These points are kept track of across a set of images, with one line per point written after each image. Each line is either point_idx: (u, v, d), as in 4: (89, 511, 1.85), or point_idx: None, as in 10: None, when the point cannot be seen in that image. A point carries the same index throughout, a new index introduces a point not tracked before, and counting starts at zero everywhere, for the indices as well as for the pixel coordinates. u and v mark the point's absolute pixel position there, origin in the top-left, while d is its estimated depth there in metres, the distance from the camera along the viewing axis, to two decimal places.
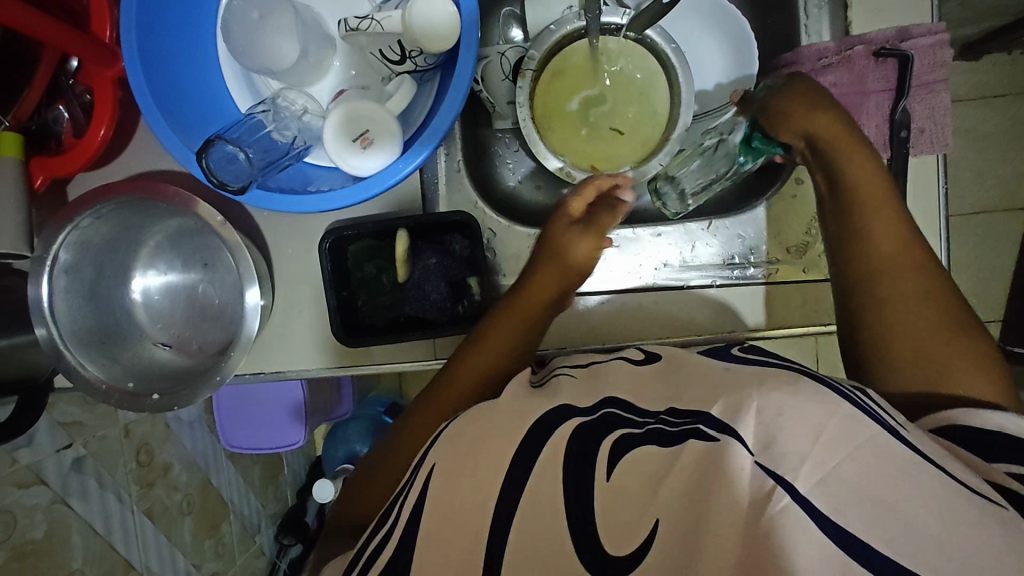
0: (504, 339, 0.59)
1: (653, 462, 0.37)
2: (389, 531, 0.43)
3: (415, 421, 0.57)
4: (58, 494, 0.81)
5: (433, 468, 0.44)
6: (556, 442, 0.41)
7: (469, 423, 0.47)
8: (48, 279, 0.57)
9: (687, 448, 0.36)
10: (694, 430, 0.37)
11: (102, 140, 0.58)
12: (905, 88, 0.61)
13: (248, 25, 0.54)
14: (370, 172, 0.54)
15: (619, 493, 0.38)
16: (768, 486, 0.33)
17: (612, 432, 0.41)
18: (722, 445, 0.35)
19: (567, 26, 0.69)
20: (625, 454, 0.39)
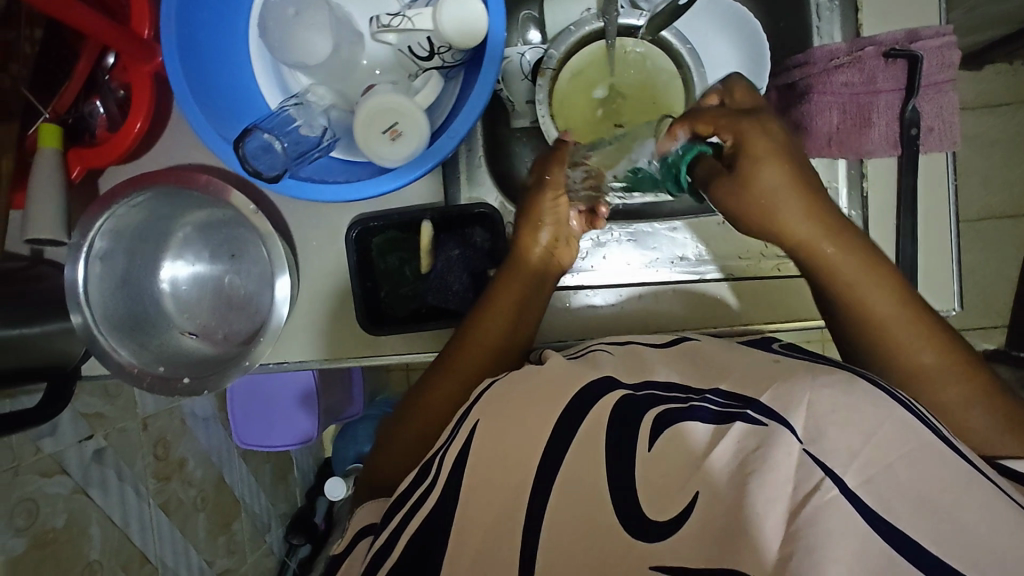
0: (501, 326, 0.60)
1: (698, 440, 0.43)
2: (430, 486, 0.47)
3: (417, 408, 0.58)
4: (79, 484, 0.82)
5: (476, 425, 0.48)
6: (598, 412, 0.46)
7: (497, 400, 0.50)
8: (84, 264, 0.59)
9: (733, 429, 0.42)
10: (740, 414, 0.43)
11: (138, 132, 0.60)
12: (915, 87, 0.63)
13: (285, 21, 0.57)
14: (399, 162, 0.57)
15: (662, 465, 0.43)
16: (818, 476, 0.38)
17: (654, 408, 0.46)
18: (771, 430, 0.41)
19: (584, 27, 0.70)
20: (671, 428, 0.44)
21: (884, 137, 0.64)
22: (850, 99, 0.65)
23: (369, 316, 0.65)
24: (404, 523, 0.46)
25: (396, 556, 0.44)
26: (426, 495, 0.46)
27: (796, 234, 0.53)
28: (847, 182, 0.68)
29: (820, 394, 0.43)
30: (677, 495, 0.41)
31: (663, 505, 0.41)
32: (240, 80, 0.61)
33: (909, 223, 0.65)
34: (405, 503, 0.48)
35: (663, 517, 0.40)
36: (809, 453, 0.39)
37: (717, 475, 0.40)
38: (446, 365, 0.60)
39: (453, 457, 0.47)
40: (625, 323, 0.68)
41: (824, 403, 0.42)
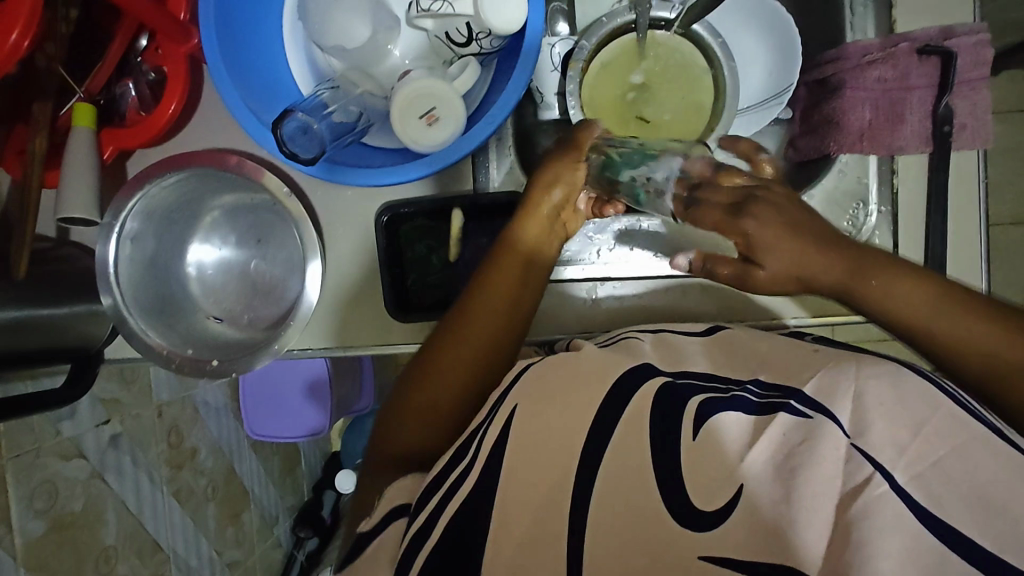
0: (501, 304, 0.59)
1: (742, 429, 0.44)
2: (468, 466, 0.47)
3: (417, 388, 0.57)
4: (96, 469, 0.81)
5: (515, 408, 0.48)
6: (642, 396, 0.48)
7: (534, 384, 0.50)
8: (115, 244, 0.59)
9: (779, 419, 0.44)
10: (787, 405, 0.45)
11: (172, 115, 0.60)
12: (949, 83, 0.63)
13: (324, 6, 0.57)
14: (435, 148, 0.56)
15: (706, 454, 0.43)
16: (869, 470, 0.39)
17: (695, 398, 0.47)
18: (818, 421, 0.43)
19: (617, 19, 0.71)
20: (714, 417, 0.45)
21: (915, 133, 0.64)
22: (881, 95, 0.65)
23: (396, 302, 0.65)
24: (442, 503, 0.46)
25: (435, 536, 0.44)
26: (463, 477, 0.46)
27: (822, 280, 0.49)
28: (876, 179, 0.67)
29: (866, 386, 0.45)
30: (724, 483, 0.41)
31: (711, 494, 0.41)
32: (272, 64, 0.61)
33: (939, 221, 0.65)
34: (441, 485, 0.47)
35: (710, 507, 0.41)
36: (856, 447, 0.41)
37: (764, 463, 0.42)
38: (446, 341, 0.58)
39: (491, 441, 0.47)
40: (653, 315, 0.69)
41: (872, 396, 0.44)
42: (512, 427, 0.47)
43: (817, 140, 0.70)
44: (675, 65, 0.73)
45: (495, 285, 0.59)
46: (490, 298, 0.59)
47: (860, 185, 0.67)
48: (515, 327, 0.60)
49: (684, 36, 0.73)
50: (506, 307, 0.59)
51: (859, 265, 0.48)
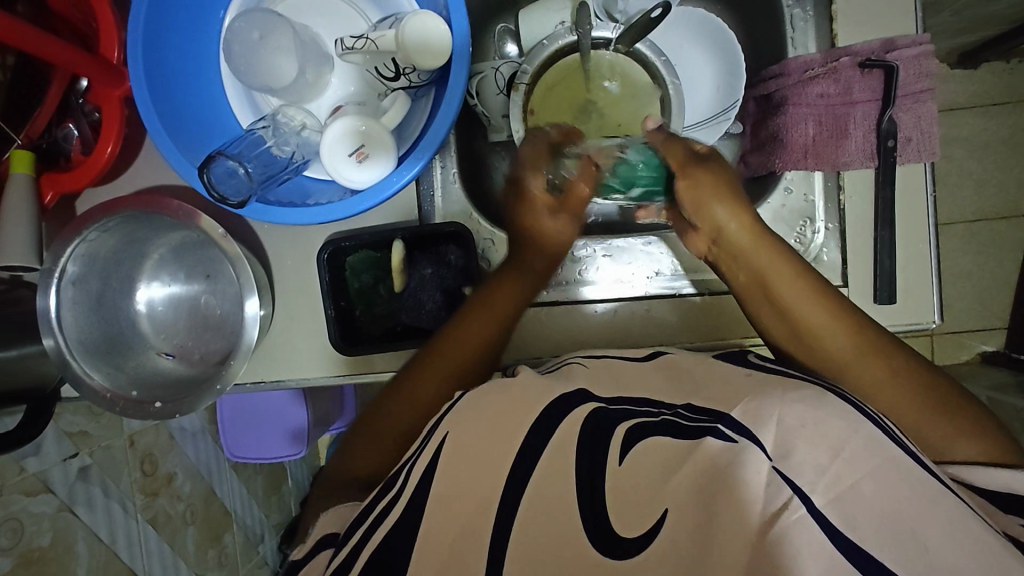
0: (488, 325, 0.60)
1: (669, 454, 0.41)
2: (395, 496, 0.44)
3: (405, 384, 0.58)
4: (64, 502, 0.83)
5: (445, 437, 0.46)
6: (571, 423, 0.45)
7: (469, 412, 0.47)
8: (56, 290, 0.59)
9: (705, 444, 0.40)
10: (712, 429, 0.41)
11: (109, 157, 0.60)
12: (891, 98, 0.62)
13: (249, 45, 0.56)
14: (369, 184, 0.56)
15: (630, 477, 0.42)
16: (786, 495, 0.37)
17: (625, 421, 0.45)
18: (741, 447, 0.39)
19: (558, 42, 0.71)
20: (640, 443, 0.43)
21: (860, 148, 0.63)
22: (825, 110, 0.64)
23: (342, 335, 0.65)
24: (368, 533, 0.43)
25: (356, 568, 0.41)
26: (393, 504, 0.44)
27: (781, 284, 0.54)
28: (822, 195, 0.66)
29: (790, 410, 0.42)
30: (647, 509, 0.40)
31: (632, 519, 0.40)
32: (209, 102, 0.61)
33: (887, 234, 0.64)
34: (368, 515, 0.45)
35: (630, 533, 0.39)
36: (778, 470, 0.38)
37: (689, 491, 0.39)
38: (432, 355, 0.59)
39: (420, 472, 0.44)
40: (601, 337, 0.67)
41: (799, 421, 0.41)
42: (440, 459, 0.44)
43: (765, 155, 0.69)
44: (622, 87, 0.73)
45: (485, 307, 0.61)
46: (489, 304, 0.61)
47: (806, 203, 0.67)
48: (491, 351, 0.61)
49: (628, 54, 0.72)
50: (492, 328, 0.61)
51: (810, 296, 0.54)
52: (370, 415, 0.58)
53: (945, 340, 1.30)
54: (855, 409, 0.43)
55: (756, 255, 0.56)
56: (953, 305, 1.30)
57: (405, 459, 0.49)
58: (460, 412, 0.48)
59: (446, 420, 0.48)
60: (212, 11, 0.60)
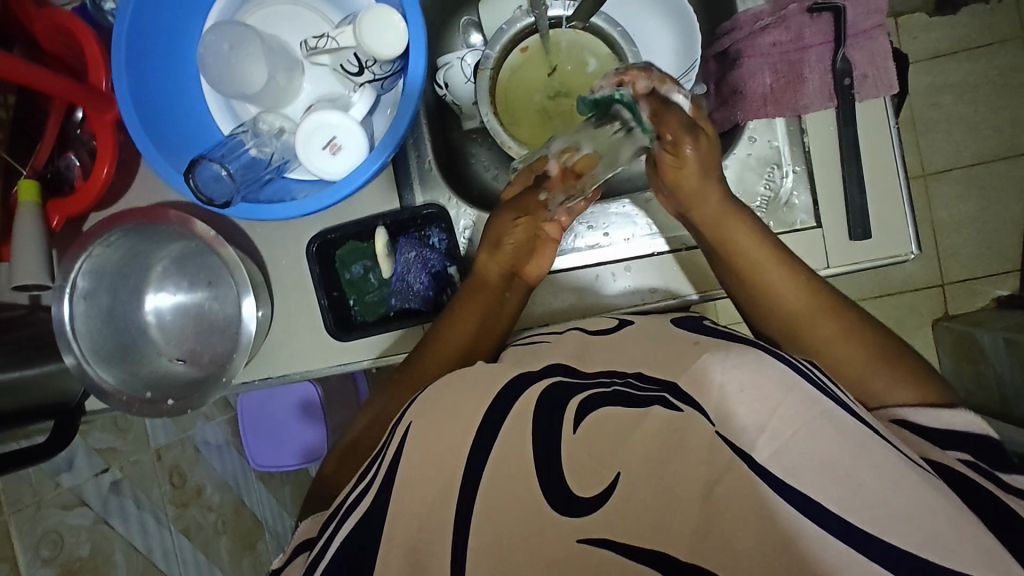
0: (471, 321, 0.64)
1: (618, 421, 0.43)
2: (363, 491, 0.48)
3: (394, 385, 0.62)
4: (99, 514, 0.88)
5: (410, 426, 0.49)
6: (523, 405, 0.47)
7: (432, 404, 0.50)
8: (69, 303, 0.64)
9: (653, 411, 0.42)
10: (660, 398, 0.44)
11: (106, 178, 0.65)
12: (842, 37, 0.63)
13: (221, 56, 0.60)
14: (341, 176, 0.60)
15: (588, 445, 0.43)
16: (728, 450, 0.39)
17: (577, 395, 0.47)
18: (687, 416, 0.41)
19: (517, 24, 0.75)
20: (589, 414, 0.44)
21: (818, 90, 0.65)
22: (779, 58, 0.66)
23: (338, 323, 0.69)
24: (340, 525, 0.47)
25: (337, 544, 0.46)
26: (362, 496, 0.48)
27: (782, 289, 0.59)
28: (786, 140, 0.68)
29: (732, 371, 0.43)
30: (601, 471, 0.41)
31: (589, 480, 0.41)
32: (194, 116, 0.66)
33: (854, 174, 0.65)
34: (339, 511, 0.49)
35: (587, 493, 0.41)
36: (721, 434, 0.40)
37: (641, 454, 0.41)
38: (416, 361, 0.63)
39: (387, 463, 0.48)
40: (580, 307, 0.69)
41: (735, 383, 0.42)
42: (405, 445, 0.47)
43: (727, 110, 0.71)
44: (593, 64, 0.76)
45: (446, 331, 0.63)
46: (467, 312, 0.64)
47: (771, 149, 0.68)
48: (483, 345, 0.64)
49: (585, 29, 0.76)
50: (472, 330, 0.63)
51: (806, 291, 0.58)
52: (373, 423, 0.61)
53: (956, 288, 1.29)
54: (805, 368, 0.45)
55: (764, 261, 0.60)
56: (961, 253, 1.28)
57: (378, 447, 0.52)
58: (439, 393, 0.51)
59: (411, 410, 0.51)
60: (189, 32, 0.65)
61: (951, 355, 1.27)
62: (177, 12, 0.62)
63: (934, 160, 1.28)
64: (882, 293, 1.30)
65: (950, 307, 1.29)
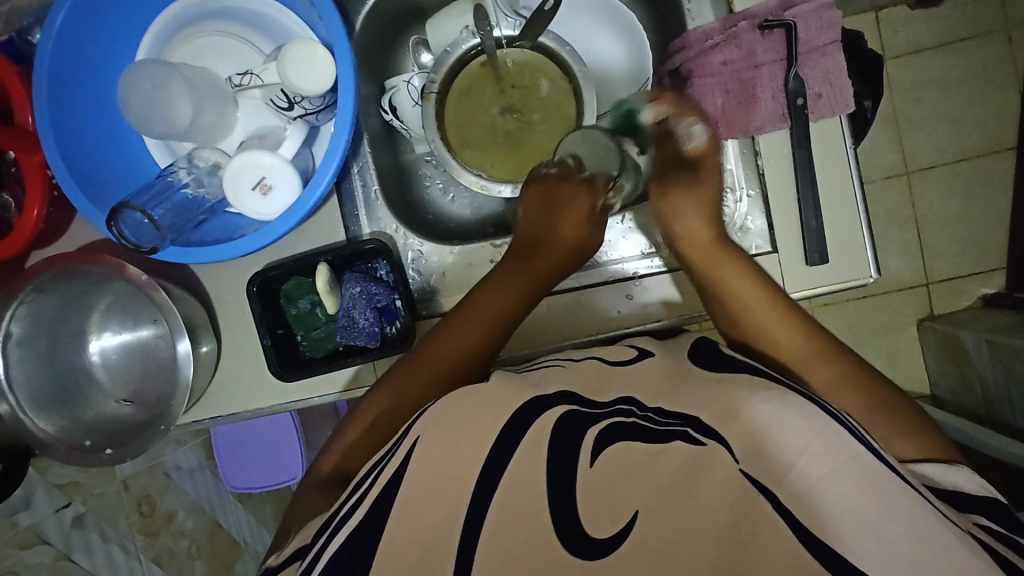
0: (486, 322, 0.62)
1: (639, 456, 0.42)
2: (359, 499, 0.46)
3: (396, 376, 0.60)
4: (61, 551, 0.89)
5: (416, 439, 0.46)
6: (541, 425, 0.45)
7: (445, 414, 0.48)
8: (2, 352, 0.62)
9: (676, 446, 0.42)
10: (680, 433, 0.43)
11: (37, 219, 0.63)
12: (794, 55, 0.61)
13: (144, 96, 0.58)
14: (273, 216, 0.58)
15: (604, 477, 0.42)
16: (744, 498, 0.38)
17: (594, 425, 0.45)
18: (710, 450, 0.41)
19: (462, 47, 0.72)
20: (611, 442, 0.43)
21: (770, 111, 0.63)
22: (731, 78, 0.64)
23: (282, 363, 0.66)
24: (331, 537, 0.44)
25: (332, 549, 0.43)
26: (355, 509, 0.45)
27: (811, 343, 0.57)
28: (739, 163, 0.65)
29: (760, 412, 0.43)
30: (614, 511, 0.40)
31: (601, 520, 0.40)
32: (126, 153, 0.63)
33: (810, 196, 0.62)
34: (332, 520, 0.46)
35: (600, 534, 0.40)
36: (745, 471, 0.40)
37: (656, 493, 0.40)
38: (422, 353, 0.60)
39: (392, 470, 0.45)
40: (544, 336, 0.66)
41: (769, 424, 0.42)
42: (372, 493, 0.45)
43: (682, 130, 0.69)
44: (546, 86, 0.74)
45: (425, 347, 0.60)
46: (484, 311, 0.62)
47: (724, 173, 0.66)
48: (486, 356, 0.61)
49: (533, 49, 0.74)
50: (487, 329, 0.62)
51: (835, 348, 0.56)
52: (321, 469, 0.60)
53: (941, 288, 1.26)
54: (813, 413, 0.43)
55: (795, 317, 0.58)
56: (946, 252, 1.26)
57: (383, 452, 0.50)
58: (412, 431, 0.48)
59: (418, 422, 0.49)
60: (116, 68, 0.62)
61: (936, 356, 1.24)
62: (100, 47, 0.60)
63: (917, 158, 1.25)
64: (866, 294, 1.28)
65: (935, 307, 1.26)
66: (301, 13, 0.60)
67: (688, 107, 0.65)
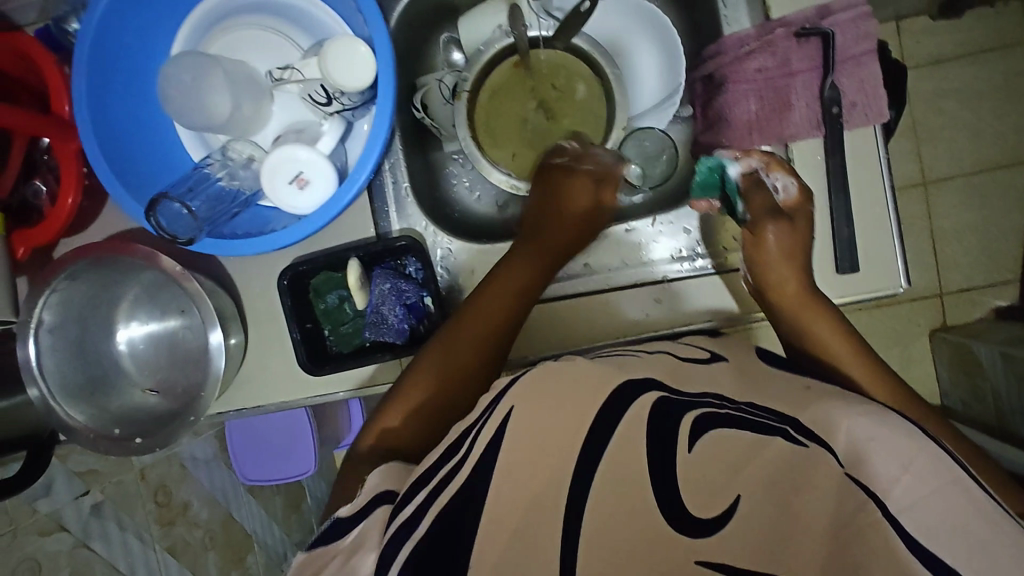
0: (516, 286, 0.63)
1: (741, 446, 0.43)
2: (458, 463, 0.45)
3: (443, 348, 0.61)
4: (79, 539, 0.89)
5: (512, 409, 0.46)
6: (641, 405, 0.46)
7: (535, 383, 0.47)
8: (34, 339, 0.62)
9: (777, 442, 0.43)
10: (783, 430, 0.44)
11: (71, 207, 0.63)
12: (830, 64, 0.61)
13: (183, 87, 0.58)
14: (310, 211, 0.58)
15: (703, 465, 0.43)
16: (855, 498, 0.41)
17: (693, 413, 0.46)
18: (814, 451, 0.43)
19: (496, 45, 0.73)
20: (712, 430, 0.44)
21: (805, 118, 0.63)
22: (764, 85, 0.64)
23: (310, 356, 0.67)
24: (437, 492, 0.44)
25: (425, 524, 0.42)
26: (460, 465, 0.45)
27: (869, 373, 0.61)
28: None
29: (856, 421, 0.45)
30: (721, 494, 0.42)
31: (708, 501, 0.42)
32: (161, 145, 0.64)
33: (843, 204, 0.62)
34: (427, 482, 0.46)
35: (707, 513, 0.41)
36: (851, 476, 0.42)
37: (759, 484, 0.42)
38: (461, 323, 0.62)
39: (487, 438, 0.45)
40: (578, 336, 0.66)
41: (862, 432, 0.44)
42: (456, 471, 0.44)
43: (714, 135, 0.70)
44: (582, 90, 0.74)
45: (486, 304, 0.62)
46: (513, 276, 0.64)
47: None
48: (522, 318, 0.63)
49: (567, 49, 0.74)
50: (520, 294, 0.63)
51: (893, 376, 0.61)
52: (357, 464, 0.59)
53: (955, 299, 1.26)
54: (877, 429, 0.44)
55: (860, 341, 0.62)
56: (962, 263, 1.26)
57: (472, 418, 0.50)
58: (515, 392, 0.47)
59: (514, 389, 0.48)
60: (154, 60, 0.63)
61: (948, 367, 1.24)
62: (140, 37, 0.60)
63: (935, 168, 1.25)
64: (879, 303, 1.28)
65: (949, 317, 1.26)
66: (340, 9, 0.61)
67: (778, 163, 0.64)
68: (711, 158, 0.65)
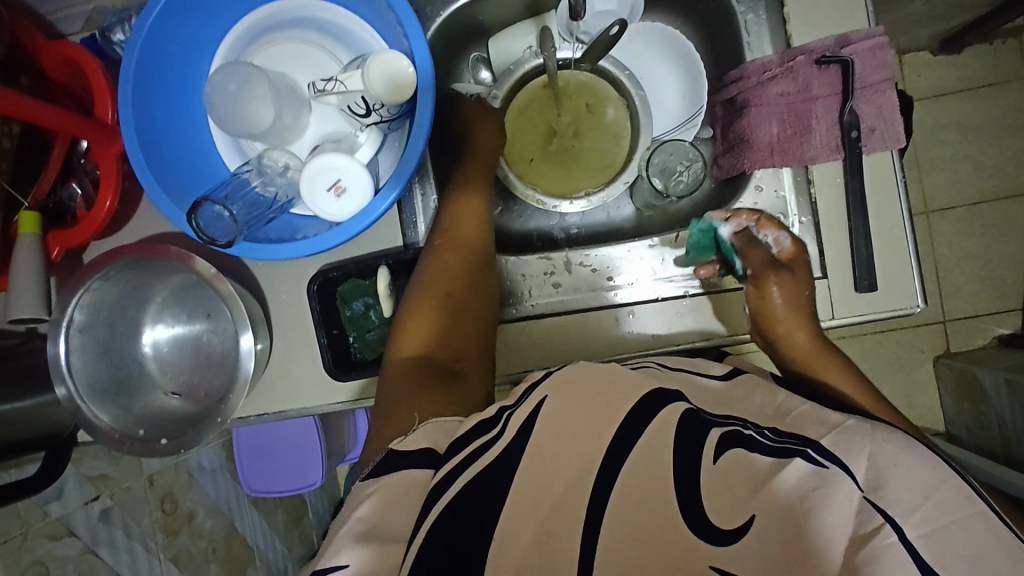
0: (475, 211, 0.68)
1: (757, 467, 0.43)
2: (492, 439, 0.45)
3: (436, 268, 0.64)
4: (87, 545, 0.86)
5: (544, 399, 0.47)
6: (673, 409, 0.46)
7: (568, 379, 0.49)
8: (64, 338, 0.63)
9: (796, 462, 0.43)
10: (801, 452, 0.45)
11: (109, 211, 0.64)
12: (850, 90, 0.63)
13: (229, 96, 0.60)
14: (345, 218, 0.59)
15: (726, 480, 0.43)
16: (874, 521, 0.40)
17: (717, 427, 0.47)
18: (831, 472, 0.43)
19: (525, 65, 0.78)
20: (732, 449, 0.44)
21: (825, 141, 0.65)
22: (787, 108, 0.66)
23: (336, 362, 0.68)
24: (463, 463, 0.43)
25: (446, 498, 0.41)
26: (488, 444, 0.45)
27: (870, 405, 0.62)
28: (793, 191, 0.68)
29: (880, 446, 0.46)
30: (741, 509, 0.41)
31: (727, 514, 0.41)
32: (199, 151, 0.65)
33: (861, 226, 0.64)
34: (465, 445, 0.45)
35: (726, 526, 0.40)
36: (869, 499, 0.42)
37: (776, 503, 0.41)
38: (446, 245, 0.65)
39: (519, 422, 0.45)
40: (601, 346, 0.67)
41: (884, 455, 0.45)
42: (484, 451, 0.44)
43: (734, 158, 0.71)
44: (610, 112, 0.79)
45: (466, 227, 0.67)
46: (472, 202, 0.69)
47: (778, 199, 0.69)
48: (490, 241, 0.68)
49: (592, 71, 0.78)
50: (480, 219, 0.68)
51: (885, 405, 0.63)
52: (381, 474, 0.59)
53: (958, 327, 1.28)
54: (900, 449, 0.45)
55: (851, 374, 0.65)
56: (963, 291, 1.28)
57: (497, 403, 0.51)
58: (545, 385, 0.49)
59: (542, 385, 0.49)
60: (197, 69, 0.65)
61: (950, 393, 1.25)
62: (186, 45, 0.62)
63: (938, 198, 1.28)
64: (883, 329, 1.29)
65: (952, 344, 1.28)
66: (380, 27, 0.63)
67: (768, 219, 0.67)
68: (701, 220, 0.68)
